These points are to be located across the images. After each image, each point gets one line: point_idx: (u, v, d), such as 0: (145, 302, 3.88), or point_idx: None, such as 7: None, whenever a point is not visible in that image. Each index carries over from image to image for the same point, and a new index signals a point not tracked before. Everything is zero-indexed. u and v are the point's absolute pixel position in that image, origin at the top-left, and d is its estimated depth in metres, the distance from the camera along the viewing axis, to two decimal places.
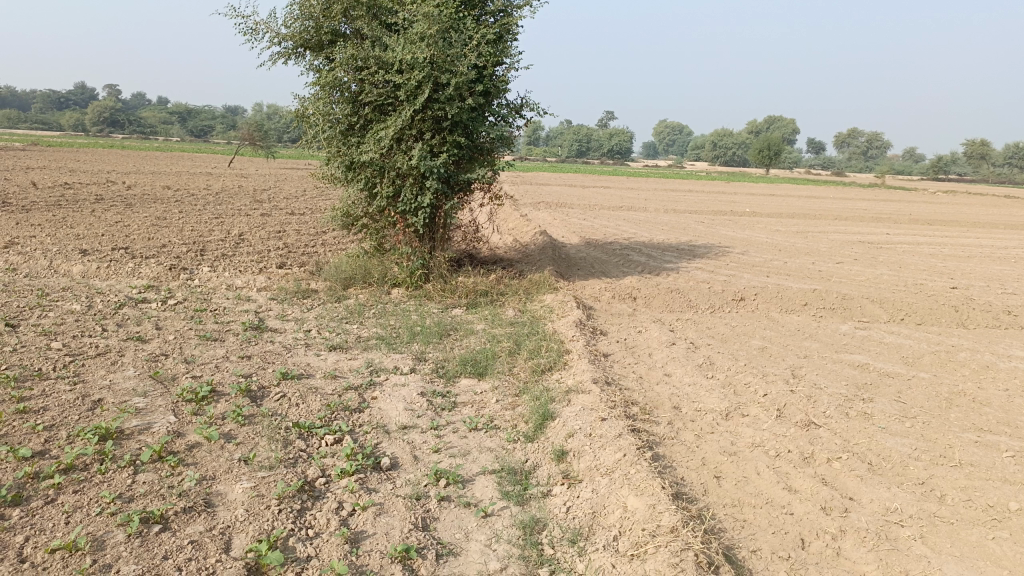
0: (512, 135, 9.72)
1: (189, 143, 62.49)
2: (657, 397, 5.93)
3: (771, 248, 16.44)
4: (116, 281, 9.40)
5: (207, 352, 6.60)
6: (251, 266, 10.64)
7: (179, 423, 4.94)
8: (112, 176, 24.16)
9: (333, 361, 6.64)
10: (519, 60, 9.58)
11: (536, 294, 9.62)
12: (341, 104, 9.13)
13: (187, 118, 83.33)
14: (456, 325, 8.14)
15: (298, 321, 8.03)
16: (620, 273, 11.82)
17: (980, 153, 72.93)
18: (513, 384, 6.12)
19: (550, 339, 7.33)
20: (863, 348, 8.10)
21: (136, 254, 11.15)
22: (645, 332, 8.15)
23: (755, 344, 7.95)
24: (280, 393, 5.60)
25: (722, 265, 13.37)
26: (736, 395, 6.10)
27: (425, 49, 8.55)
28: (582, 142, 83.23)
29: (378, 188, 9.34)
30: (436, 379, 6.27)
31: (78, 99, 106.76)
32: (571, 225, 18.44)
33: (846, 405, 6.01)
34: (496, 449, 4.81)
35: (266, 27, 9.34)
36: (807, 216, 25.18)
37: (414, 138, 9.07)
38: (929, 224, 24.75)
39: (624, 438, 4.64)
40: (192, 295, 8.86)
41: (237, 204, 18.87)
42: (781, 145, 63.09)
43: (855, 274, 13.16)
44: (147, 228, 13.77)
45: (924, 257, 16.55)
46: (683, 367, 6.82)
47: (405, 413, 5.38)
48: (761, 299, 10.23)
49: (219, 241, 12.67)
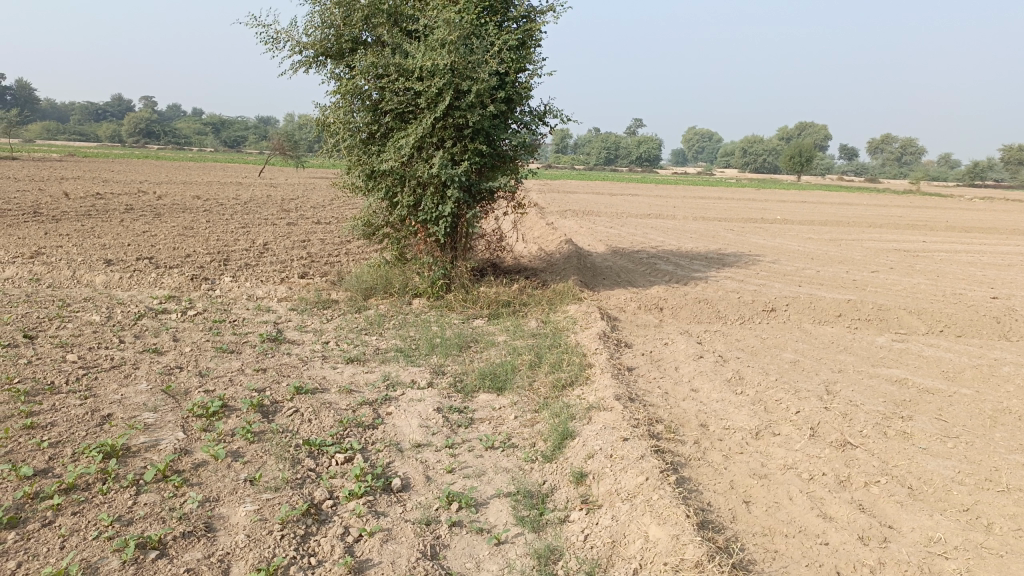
0: (536, 143, 9.52)
1: (222, 153, 63.34)
2: (683, 414, 5.68)
3: (804, 257, 16.03)
4: (138, 291, 9.36)
5: (222, 364, 6.49)
6: (273, 276, 10.56)
7: (187, 440, 4.82)
8: (144, 186, 24.41)
9: (350, 375, 6.49)
10: (542, 66, 9.39)
11: (560, 304, 9.40)
12: (361, 112, 9.02)
13: (220, 129, 84.46)
14: (477, 336, 7.95)
15: (316, 333, 7.90)
16: (647, 282, 11.56)
17: (1020, 158, 71.23)
18: (533, 399, 5.91)
19: (573, 351, 7.11)
20: (901, 361, 7.76)
21: (160, 264, 11.14)
22: (671, 344, 7.89)
23: (787, 357, 7.64)
24: (292, 408, 5.44)
25: (752, 274, 13.04)
26: (766, 412, 5.83)
27: (446, 55, 8.40)
28: (610, 149, 82.83)
29: (399, 197, 9.21)
30: (454, 394, 6.09)
31: (115, 111, 108.73)
32: (598, 233, 18.21)
33: (884, 423, 5.70)
34: (513, 470, 4.60)
35: (287, 36, 9.28)
36: (841, 223, 24.64)
37: (434, 146, 8.92)
38: (968, 230, 24.10)
39: (646, 459, 4.41)
40: (211, 305, 8.79)
41: (263, 214, 18.90)
42: (814, 151, 62.16)
43: (891, 284, 12.75)
44: (173, 238, 13.79)
45: (964, 265, 16.04)
46: (711, 382, 6.55)
47: (419, 430, 5.20)
48: (793, 310, 9.91)
49: (243, 251, 12.63)
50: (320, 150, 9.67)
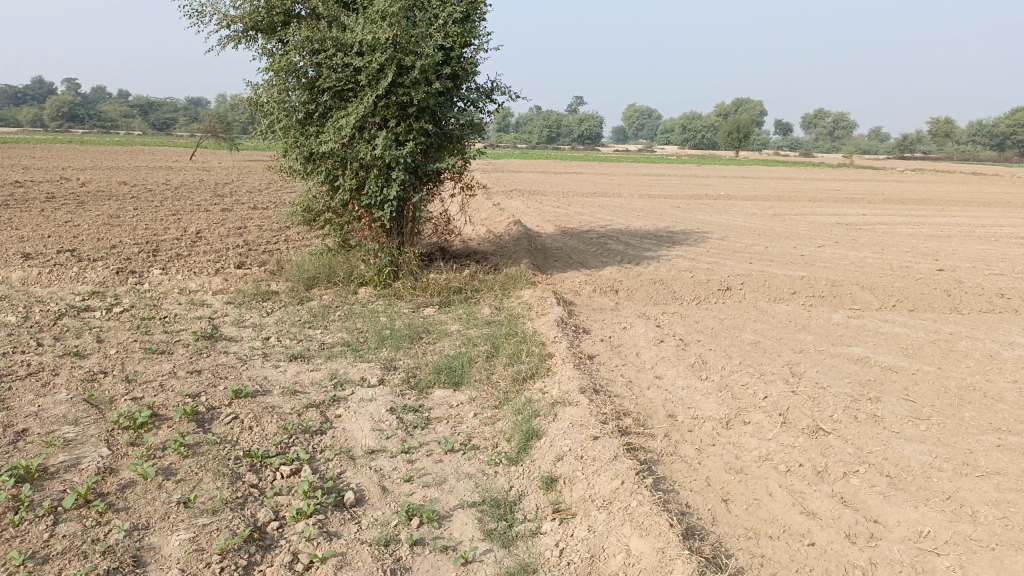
0: (483, 121, 9.11)
1: (151, 136, 60.99)
2: (650, 404, 5.41)
3: (751, 233, 16.02)
4: (59, 288, 8.67)
5: (152, 368, 5.97)
6: (207, 267, 9.95)
7: (112, 457, 4.34)
8: (67, 173, 23.06)
9: (293, 374, 6.04)
10: (489, 41, 8.98)
11: (514, 289, 9.06)
12: (297, 91, 8.46)
13: (148, 111, 81.29)
14: (428, 326, 7.56)
15: (256, 328, 7.40)
16: (599, 264, 11.30)
17: (945, 131, 73.65)
18: (492, 394, 5.57)
19: (530, 341, 6.78)
20: (861, 339, 7.65)
21: (83, 257, 10.39)
22: (630, 328, 7.64)
23: (747, 338, 7.47)
24: (231, 415, 4.99)
25: (703, 252, 12.92)
26: (735, 399, 5.60)
27: (387, 29, 7.93)
28: (552, 127, 82.45)
29: (341, 181, 8.69)
30: (408, 391, 5.70)
31: (35, 94, 103.22)
32: (545, 213, 17.90)
33: (853, 407, 5.53)
34: (476, 475, 4.26)
35: (213, 9, 8.63)
36: (783, 198, 24.85)
37: (377, 126, 8.44)
38: (904, 202, 24.65)
39: (620, 461, 4.12)
40: (140, 301, 8.18)
41: (196, 200, 18.01)
42: (751, 126, 62.95)
43: (839, 259, 12.78)
44: (98, 228, 12.96)
45: (905, 238, 16.26)
46: (675, 368, 6.31)
47: (371, 435, 4.81)
48: (748, 288, 9.76)
49: (174, 240, 11.91)
50: (254, 132, 9.06)
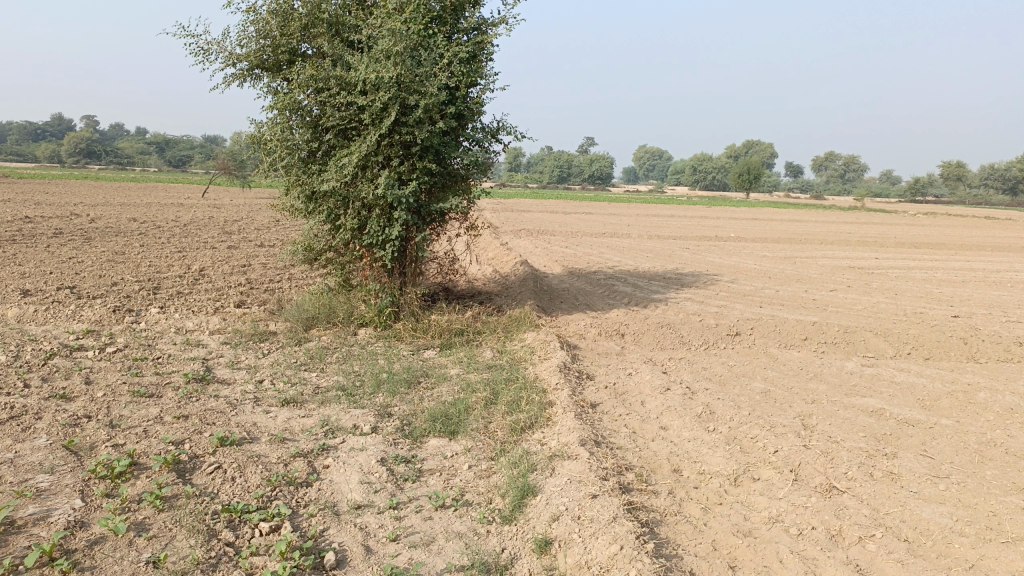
0: (489, 161, 9.00)
1: (166, 173, 61.81)
2: (653, 458, 5.16)
3: (761, 275, 15.79)
4: (54, 326, 8.53)
5: (138, 412, 5.77)
6: (206, 306, 9.80)
7: (85, 510, 4.13)
8: (78, 209, 23.14)
9: (284, 420, 5.83)
10: (495, 80, 8.91)
11: (517, 332, 8.86)
12: (300, 129, 8.38)
13: (164, 148, 82.32)
14: (427, 370, 7.34)
15: (250, 370, 7.20)
16: (606, 306, 11.08)
17: (957, 175, 73.62)
18: (489, 444, 5.33)
19: (531, 387, 6.54)
20: (875, 389, 7.39)
21: (83, 294, 10.27)
22: (636, 375, 7.40)
23: (757, 386, 7.21)
24: (214, 465, 4.78)
25: (713, 295, 12.69)
26: (743, 453, 5.33)
27: (391, 68, 7.88)
28: (563, 167, 82.87)
29: (342, 220, 8.57)
30: (401, 440, 5.46)
31: (54, 130, 104.85)
32: (553, 253, 17.75)
33: (868, 464, 5.25)
34: (467, 535, 4.01)
35: (219, 47, 8.61)
36: (794, 240, 24.65)
37: (380, 165, 8.33)
38: (918, 246, 24.40)
39: (619, 523, 3.87)
40: (134, 340, 8.02)
41: (203, 237, 17.97)
42: (761, 168, 63.02)
43: (852, 304, 12.53)
44: (101, 265, 12.87)
45: (919, 282, 15.99)
46: (681, 418, 6.05)
47: (359, 488, 4.57)
48: (758, 334, 9.50)
49: (176, 278, 11.79)
50: (256, 170, 8.97)
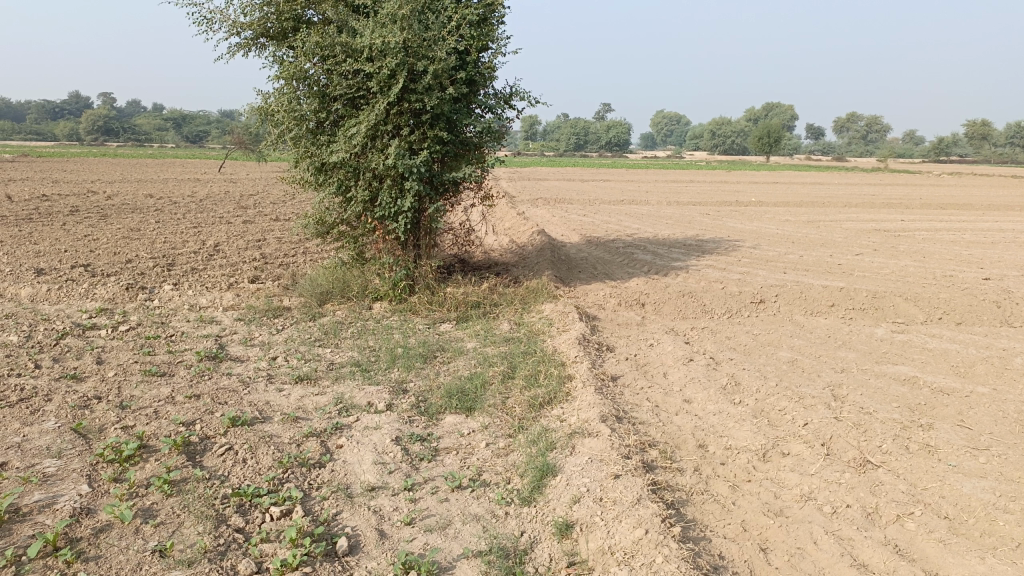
0: (503, 128, 8.73)
1: (183, 148, 61.89)
2: (677, 433, 4.97)
3: (784, 240, 15.43)
4: (67, 305, 8.44)
5: (149, 393, 5.65)
6: (219, 282, 9.68)
7: (91, 496, 4.01)
8: (95, 186, 23.12)
9: (296, 398, 5.69)
10: (507, 44, 8.62)
11: (534, 303, 8.67)
12: (308, 99, 8.15)
13: (181, 123, 82.29)
14: (443, 344, 7.17)
15: (263, 348, 7.07)
16: (625, 275, 10.83)
17: (983, 134, 72.04)
18: (507, 421, 5.16)
19: (550, 361, 6.35)
20: (907, 356, 7.13)
21: (96, 271, 10.18)
22: (657, 346, 7.18)
23: (783, 356, 6.97)
24: (225, 446, 4.65)
25: (734, 262, 12.39)
26: (771, 427, 5.12)
27: (398, 33, 7.62)
28: (580, 134, 81.91)
29: (353, 192, 8.35)
30: (416, 417, 5.30)
31: (72, 108, 105.08)
32: (570, 222, 17.47)
33: (904, 436, 5.02)
34: (485, 517, 3.85)
35: (222, 16, 8.37)
36: (817, 203, 24.14)
37: (390, 134, 8.10)
38: (944, 207, 23.83)
39: (644, 505, 3.69)
40: (147, 319, 7.91)
41: (218, 212, 17.85)
42: (781, 130, 61.79)
43: (879, 268, 12.18)
44: (116, 242, 12.79)
45: (947, 244, 15.57)
46: (705, 390, 5.84)
47: (372, 469, 4.42)
48: (783, 301, 9.23)
49: (191, 254, 11.68)
50: (265, 142, 8.76)
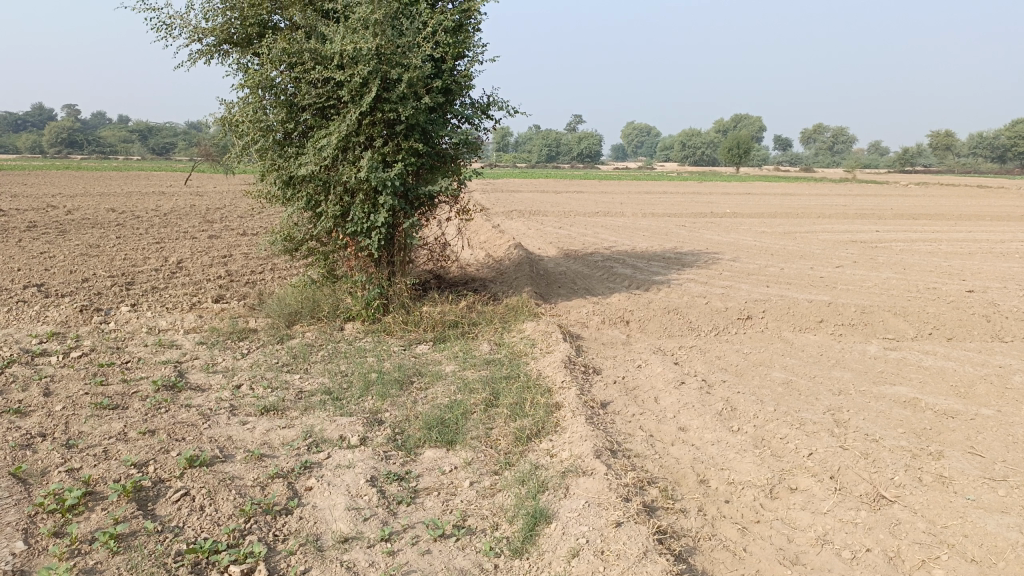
0: (480, 139, 8.36)
1: (148, 161, 60.91)
2: (677, 466, 4.61)
3: (763, 253, 15.24)
4: (15, 329, 7.89)
5: (100, 429, 5.17)
6: (181, 302, 9.17)
7: (26, 556, 3.55)
8: (54, 201, 22.27)
9: (262, 432, 5.24)
10: (483, 52, 8.28)
11: (514, 322, 8.29)
12: (274, 109, 7.70)
13: (147, 135, 80.82)
14: (420, 368, 6.74)
15: (227, 375, 6.60)
16: (606, 290, 10.49)
17: (946, 145, 73.28)
18: (492, 456, 4.76)
19: (535, 386, 5.97)
20: (903, 375, 6.86)
21: (50, 292, 9.61)
22: (645, 367, 6.84)
23: (777, 377, 6.65)
24: (180, 492, 4.20)
25: (716, 275, 12.13)
26: (775, 458, 4.77)
27: (370, 39, 7.26)
28: (551, 145, 81.91)
29: (323, 207, 7.92)
30: (393, 453, 4.88)
31: (34, 121, 102.70)
32: (547, 235, 17.14)
33: (915, 466, 4.71)
34: (473, 572, 3.46)
35: (182, 21, 7.93)
36: (791, 215, 24.10)
37: (362, 146, 7.71)
38: (916, 218, 23.93)
39: (650, 560, 3.34)
40: (102, 343, 7.39)
41: (184, 227, 17.27)
42: (751, 141, 62.12)
43: (862, 280, 11.98)
44: (74, 259, 12.19)
45: (925, 255, 15.48)
46: (700, 417, 5.50)
47: (345, 516, 4.00)
48: (771, 317, 8.95)
49: (152, 272, 11.13)
50: (229, 154, 8.29)
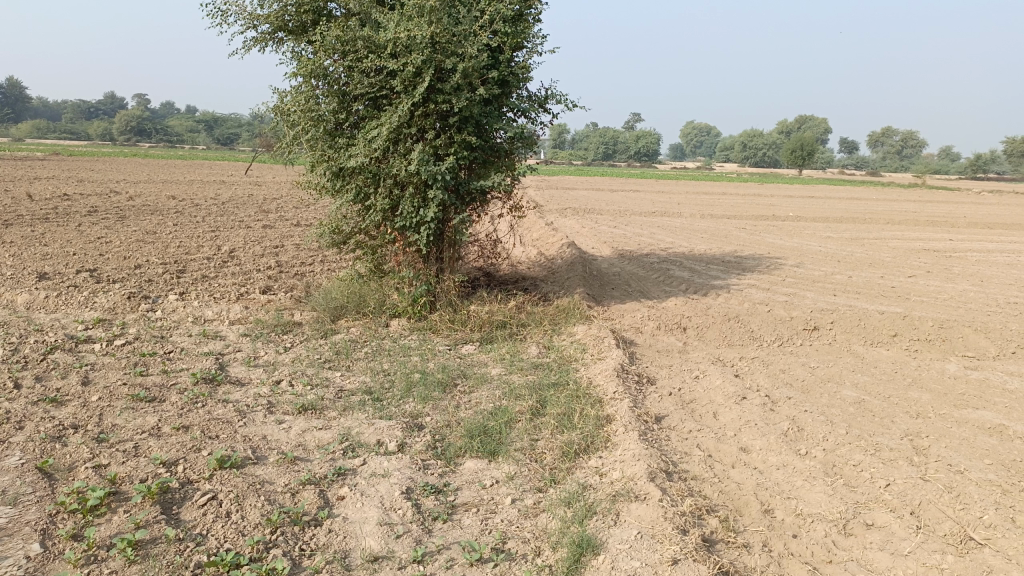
0: (535, 134, 8.04)
1: (212, 150, 62.29)
2: (738, 493, 4.22)
3: (829, 259, 14.55)
4: (64, 314, 7.86)
5: (133, 423, 5.01)
6: (228, 292, 9.06)
7: (40, 560, 3.36)
8: (118, 187, 22.68)
9: (298, 433, 5.02)
10: (542, 42, 7.96)
11: (565, 325, 7.95)
12: (326, 98, 7.51)
13: (212, 125, 82.63)
14: (465, 370, 6.45)
15: (267, 369, 6.41)
16: (662, 294, 10.06)
17: (1021, 151, 70.05)
18: (537, 471, 4.44)
19: (585, 396, 5.62)
20: (987, 398, 6.30)
21: (102, 277, 9.62)
22: (703, 378, 6.43)
23: (848, 395, 6.17)
24: (207, 495, 3.98)
25: (779, 282, 11.57)
26: (848, 489, 4.34)
27: (425, 26, 7.00)
28: (608, 143, 81.05)
29: (372, 200, 7.69)
30: (432, 462, 4.60)
31: (106, 109, 106.22)
32: (601, 234, 16.73)
33: (1008, 504, 4.22)
34: None
35: (237, 8, 7.79)
36: (857, 220, 23.12)
37: (414, 138, 7.45)
38: (992, 227, 22.72)
39: None
40: (146, 332, 7.29)
41: (240, 216, 17.38)
42: (815, 144, 60.35)
43: (936, 292, 11.27)
44: (129, 245, 12.28)
45: (1004, 267, 14.56)
46: (764, 437, 5.08)
47: (377, 531, 3.73)
48: (839, 328, 8.41)
49: (203, 261, 11.10)
50: (280, 144, 8.13)
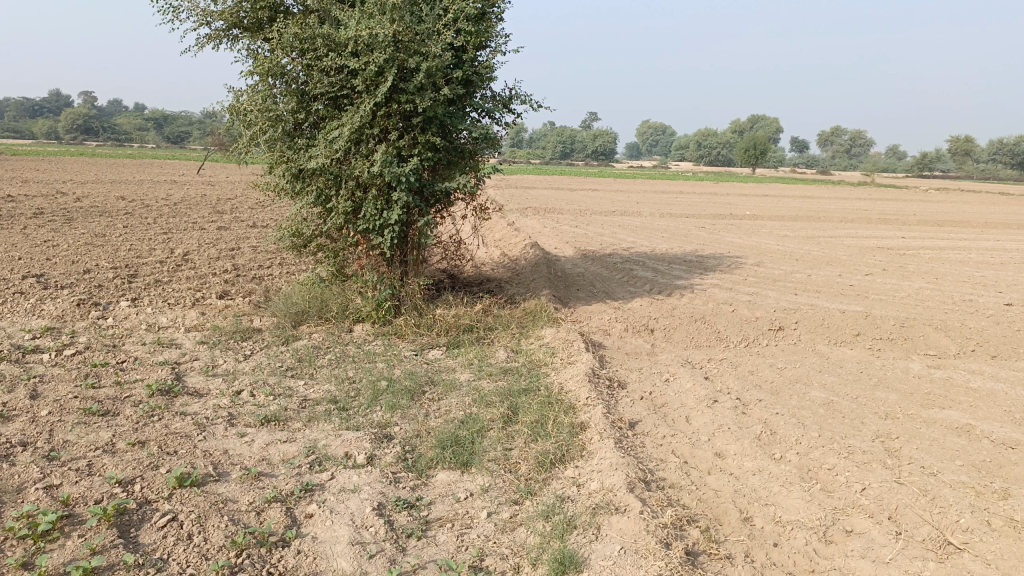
0: (500, 135, 7.92)
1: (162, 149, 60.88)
2: (717, 501, 4.16)
3: (788, 258, 14.70)
4: (8, 323, 7.50)
5: (86, 439, 4.75)
6: (184, 298, 8.76)
7: None
8: (64, 187, 21.96)
9: (262, 447, 4.82)
10: (506, 42, 7.84)
11: (532, 328, 7.84)
12: (285, 97, 7.27)
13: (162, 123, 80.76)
14: (432, 376, 6.30)
15: (227, 379, 6.18)
16: (627, 294, 10.03)
17: (965, 149, 72.15)
18: (512, 483, 4.33)
19: (556, 402, 5.52)
20: (951, 397, 6.37)
21: (49, 283, 9.22)
22: (674, 381, 6.38)
23: (817, 396, 6.18)
24: (168, 516, 3.78)
25: (741, 281, 11.63)
26: (826, 494, 4.31)
27: (387, 24, 6.83)
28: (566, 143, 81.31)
29: (334, 202, 7.48)
30: (403, 475, 4.45)
31: (50, 107, 103.16)
32: (563, 234, 16.69)
33: (982, 506, 4.23)
34: None
35: (190, 3, 7.52)
36: (812, 218, 23.49)
37: (377, 139, 7.26)
38: (941, 224, 23.29)
39: None
40: (98, 341, 6.98)
41: (194, 217, 16.91)
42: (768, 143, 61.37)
43: (894, 290, 11.45)
44: (77, 249, 11.82)
45: (956, 265, 14.88)
46: (738, 441, 5.04)
47: (349, 552, 3.57)
48: (803, 328, 8.46)
49: (156, 264, 10.74)
50: (237, 145, 7.87)
